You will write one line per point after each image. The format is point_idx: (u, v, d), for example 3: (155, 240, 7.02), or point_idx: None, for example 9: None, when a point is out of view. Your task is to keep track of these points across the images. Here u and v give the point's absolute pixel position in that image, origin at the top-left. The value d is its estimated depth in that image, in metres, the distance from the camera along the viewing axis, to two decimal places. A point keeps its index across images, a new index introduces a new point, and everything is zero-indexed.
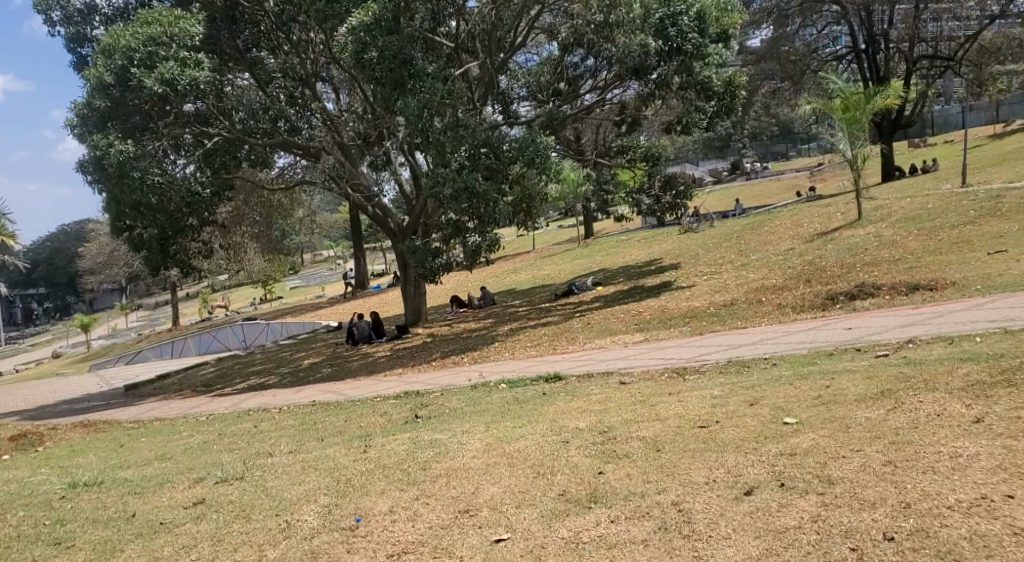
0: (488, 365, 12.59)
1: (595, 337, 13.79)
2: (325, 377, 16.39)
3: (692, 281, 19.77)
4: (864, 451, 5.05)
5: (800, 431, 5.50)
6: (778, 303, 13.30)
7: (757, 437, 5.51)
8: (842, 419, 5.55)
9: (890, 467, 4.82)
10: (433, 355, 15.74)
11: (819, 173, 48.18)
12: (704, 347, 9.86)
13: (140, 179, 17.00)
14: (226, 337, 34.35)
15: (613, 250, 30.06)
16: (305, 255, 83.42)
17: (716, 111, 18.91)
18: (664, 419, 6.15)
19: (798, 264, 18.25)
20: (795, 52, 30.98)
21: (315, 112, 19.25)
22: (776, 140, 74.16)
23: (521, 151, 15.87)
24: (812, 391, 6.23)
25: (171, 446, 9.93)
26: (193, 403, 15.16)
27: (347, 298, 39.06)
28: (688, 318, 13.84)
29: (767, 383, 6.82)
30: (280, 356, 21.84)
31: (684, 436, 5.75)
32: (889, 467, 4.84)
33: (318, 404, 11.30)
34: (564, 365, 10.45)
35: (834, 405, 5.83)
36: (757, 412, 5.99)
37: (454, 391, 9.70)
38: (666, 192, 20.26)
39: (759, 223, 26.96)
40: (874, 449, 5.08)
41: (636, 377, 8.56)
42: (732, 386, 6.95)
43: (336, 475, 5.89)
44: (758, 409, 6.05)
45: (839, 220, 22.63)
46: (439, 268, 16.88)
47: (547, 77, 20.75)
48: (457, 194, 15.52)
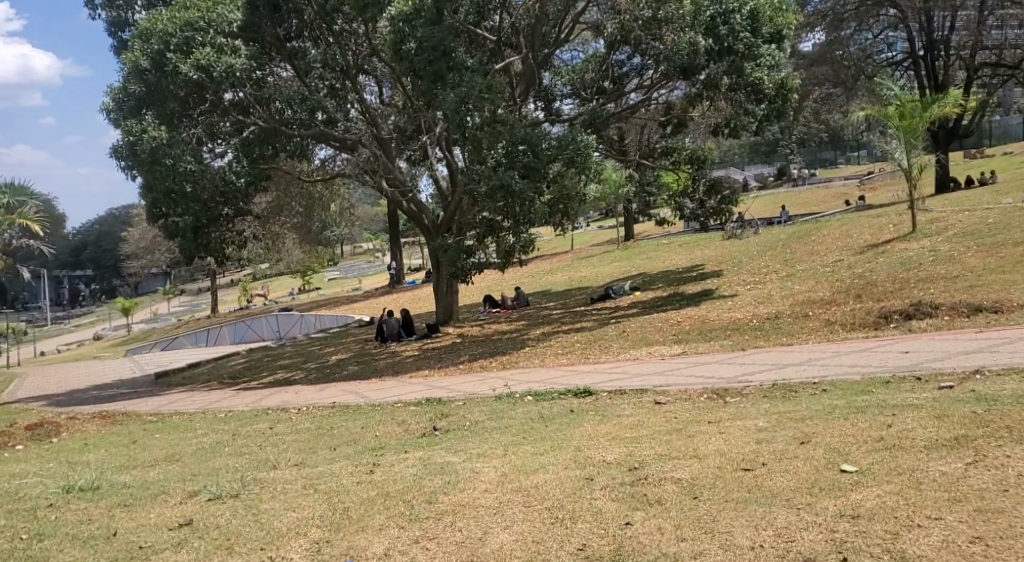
0: (517, 372, 12.06)
1: (630, 347, 13.19)
2: (350, 375, 16.00)
3: (735, 291, 19.05)
4: (943, 520, 4.39)
5: (861, 484, 4.86)
6: (826, 319, 12.59)
7: (810, 489, 4.89)
8: (911, 473, 4.89)
9: (978, 547, 4.15)
10: (462, 358, 15.26)
11: (868, 182, 46.92)
12: (746, 367, 9.23)
13: (173, 165, 16.79)
14: (260, 327, 34.28)
15: (653, 253, 29.36)
16: (345, 247, 83.70)
17: (767, 114, 17.98)
18: (702, 457, 5.54)
19: (847, 277, 17.46)
20: (849, 57, 30.01)
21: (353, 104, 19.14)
22: (825, 147, 72.66)
23: (562, 149, 15.27)
24: (872, 432, 5.56)
25: (182, 446, 9.53)
26: (216, 397, 14.83)
27: (382, 292, 38.83)
28: (730, 331, 13.17)
29: (818, 415, 6.16)
30: (309, 350, 21.53)
31: (726, 481, 5.15)
32: (976, 545, 4.17)
33: (338, 407, 10.87)
34: (596, 378, 9.89)
35: (899, 451, 5.19)
36: (809, 454, 5.36)
37: (478, 402, 9.19)
38: (710, 197, 19.66)
39: (806, 231, 26.08)
40: (956, 517, 4.40)
41: (672, 397, 7.95)
42: (779, 416, 6.30)
43: (334, 502, 5.38)
44: (809, 450, 5.42)
45: (891, 232, 21.72)
46: (471, 269, 16.36)
47: (592, 75, 20.09)
48: (492, 192, 14.98)
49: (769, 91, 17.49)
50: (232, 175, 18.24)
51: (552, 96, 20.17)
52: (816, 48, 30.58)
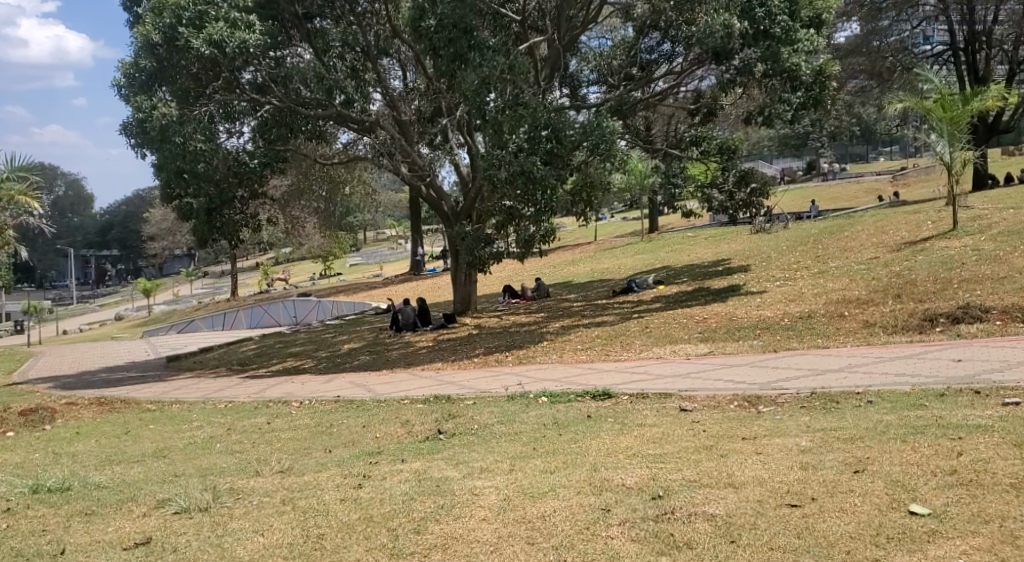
0: (533, 368, 11.41)
1: (654, 345, 12.48)
2: (360, 365, 15.41)
3: (764, 287, 18.25)
4: None
5: (936, 534, 4.15)
6: (864, 320, 11.83)
7: (873, 537, 4.19)
8: (995, 522, 4.18)
9: None
10: (477, 350, 14.62)
11: (901, 179, 45.76)
12: (781, 372, 8.50)
13: (182, 144, 16.09)
14: (277, 311, 33.86)
15: (679, 246, 28.57)
16: (368, 234, 83.47)
17: (803, 104, 16.94)
18: (740, 487, 4.85)
19: (884, 275, 16.64)
20: (887, 48, 29.04)
21: (373, 87, 18.39)
22: (856, 143, 71.28)
23: (586, 135, 14.59)
24: (940, 461, 4.85)
25: (173, 439, 8.96)
26: (220, 386, 14.30)
27: (401, 280, 38.32)
28: (761, 330, 12.45)
29: (869, 434, 5.44)
30: (321, 338, 21.01)
31: (769, 519, 4.46)
32: None
33: (343, 401, 10.27)
34: (617, 378, 9.21)
35: (978, 490, 4.48)
36: (866, 488, 4.66)
37: (488, 402, 8.54)
38: (740, 188, 18.85)
39: (838, 226, 25.20)
40: None
41: (698, 404, 7.27)
42: (823, 434, 5.58)
43: (309, 526, 4.80)
44: (865, 482, 4.72)
45: (929, 229, 20.81)
46: (488, 258, 15.74)
47: (620, 60, 19.33)
48: (512, 178, 14.27)
49: (807, 78, 16.67)
50: (247, 157, 18.01)
51: (578, 82, 19.49)
52: (852, 39, 29.58)
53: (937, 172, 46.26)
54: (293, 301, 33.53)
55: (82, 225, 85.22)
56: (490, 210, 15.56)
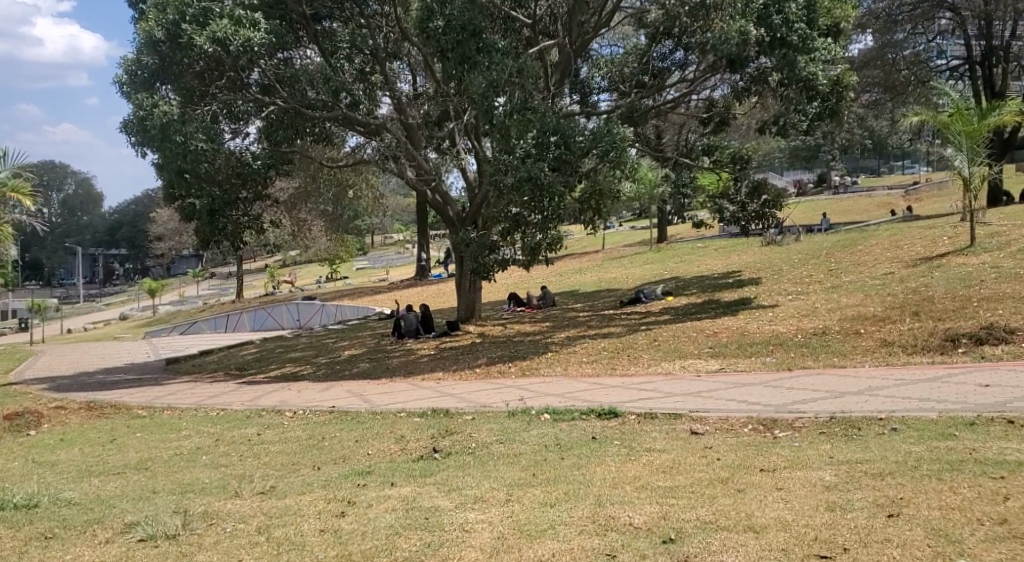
0: (537, 381, 11.01)
1: (662, 359, 12.05)
2: (360, 373, 15.03)
3: (775, 301, 17.80)
4: None
5: None
6: (881, 338, 11.42)
7: None
8: None
9: None
10: (480, 360, 14.20)
11: (914, 193, 45.23)
12: (797, 394, 8.07)
13: (183, 143, 15.77)
14: (280, 314, 33.53)
15: (688, 256, 28.14)
16: (376, 238, 83.22)
17: (819, 114, 16.68)
18: (761, 531, 4.43)
19: (899, 291, 16.22)
20: (902, 61, 28.47)
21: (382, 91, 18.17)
22: (868, 156, 70.73)
23: (596, 142, 14.20)
24: (986, 507, 4.42)
25: (158, 449, 8.55)
26: (216, 392, 13.92)
27: (407, 285, 37.94)
28: (773, 346, 12.03)
29: (900, 469, 5.02)
30: (322, 343, 20.62)
31: None
32: None
33: (337, 413, 9.85)
34: (623, 395, 8.78)
35: None
36: (902, 535, 4.24)
37: (488, 418, 8.12)
38: (752, 200, 18.50)
39: (851, 240, 24.76)
40: None
41: (710, 428, 6.86)
42: (849, 468, 5.16)
43: None
44: (899, 529, 4.30)
45: (946, 245, 20.36)
46: (493, 266, 15.35)
47: (632, 68, 18.97)
48: (519, 184, 13.86)
49: (824, 88, 16.26)
50: (250, 158, 17.74)
51: (589, 89, 19.13)
52: (867, 51, 29.18)
53: (949, 187, 45.73)
54: (296, 304, 33.16)
55: (90, 224, 85.17)
56: (496, 216, 15.18)
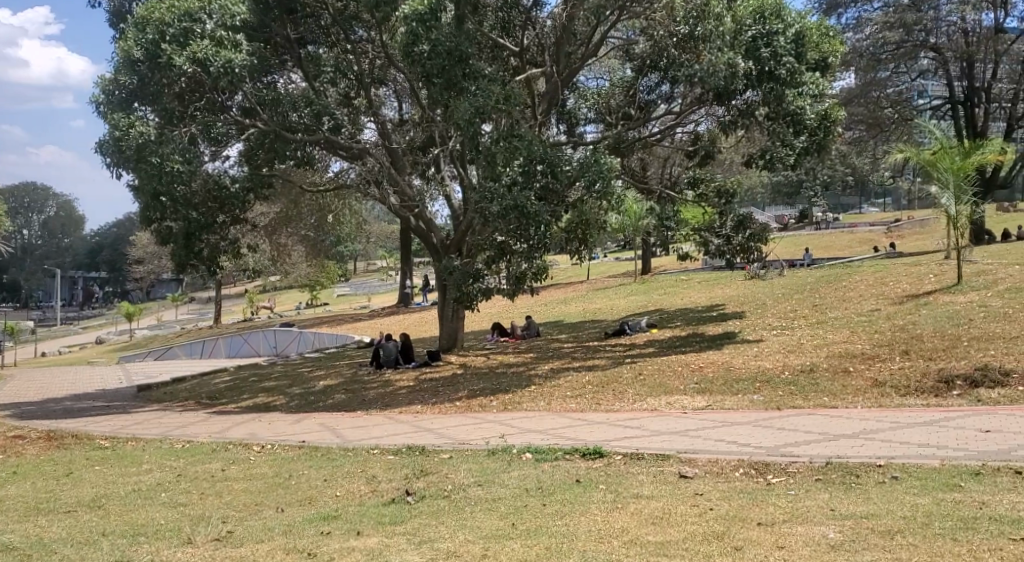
0: (518, 416, 10.61)
1: (647, 395, 11.68)
2: (336, 404, 14.55)
3: (761, 336, 17.51)
4: None
5: None
6: (872, 377, 11.12)
7: None
8: None
9: None
10: (460, 392, 13.78)
11: (896, 230, 45.36)
12: (789, 435, 7.73)
13: (159, 165, 15.34)
14: (257, 341, 32.93)
15: (672, 289, 27.88)
16: (358, 265, 82.72)
17: (807, 148, 16.49)
18: None
19: (887, 328, 15.99)
20: (885, 99, 28.54)
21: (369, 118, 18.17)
22: (850, 192, 71.14)
23: (583, 171, 13.96)
24: None
25: (115, 485, 8.06)
26: (185, 421, 13.41)
27: (388, 312, 37.46)
28: (762, 383, 11.71)
29: (910, 527, 4.66)
30: (299, 372, 20.11)
31: None
32: None
33: (308, 448, 9.39)
34: (608, 434, 8.40)
35: None
36: None
37: (466, 457, 7.70)
38: (737, 233, 18.05)
39: (836, 275, 24.61)
40: None
41: (701, 472, 6.49)
42: (853, 523, 4.81)
43: None
44: None
45: (932, 282, 20.22)
46: (475, 295, 14.76)
47: (619, 99, 18.63)
48: (505, 212, 13.54)
49: (811, 122, 16.10)
50: (228, 180, 17.75)
51: (575, 119, 18.98)
52: (851, 88, 29.33)
53: (931, 225, 45.90)
54: (274, 331, 32.58)
55: (69, 245, 84.22)
56: (480, 244, 14.71)
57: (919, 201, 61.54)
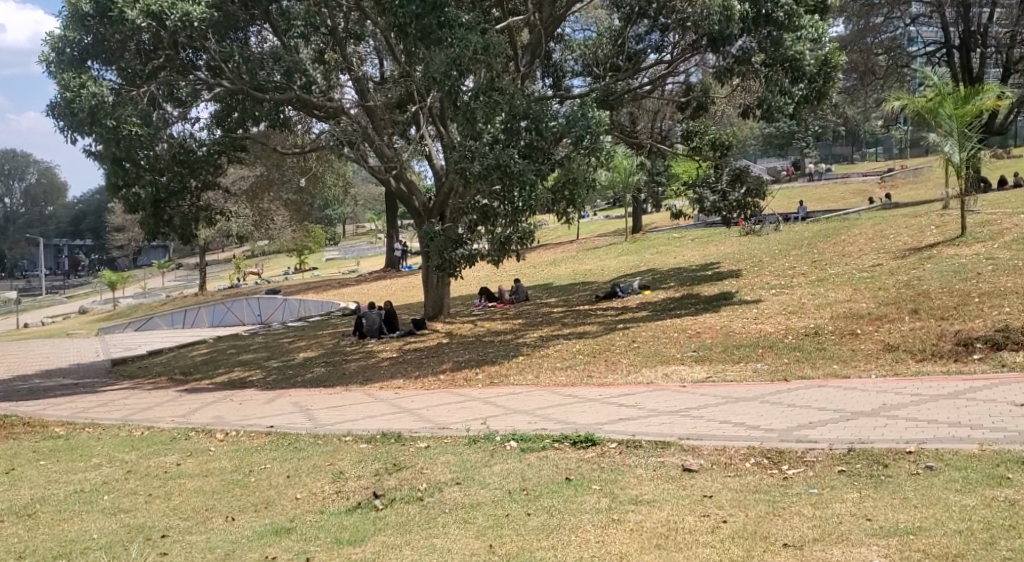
0: (504, 393, 9.84)
1: (642, 365, 10.90)
2: (314, 379, 13.78)
3: (760, 296, 16.74)
4: None
5: None
6: (882, 341, 10.38)
7: None
8: None
9: None
10: (444, 365, 12.97)
11: (889, 179, 44.60)
12: (802, 414, 6.96)
13: (114, 128, 14.29)
14: (241, 309, 32.12)
15: (665, 247, 27.09)
16: (346, 227, 81.74)
17: (806, 96, 15.48)
18: None
19: (891, 285, 15.25)
20: (880, 46, 27.54)
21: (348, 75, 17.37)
22: (841, 142, 70.29)
23: (569, 126, 13.05)
24: None
25: (55, 486, 7.29)
26: (152, 402, 12.61)
27: (375, 276, 36.63)
28: (764, 349, 10.96)
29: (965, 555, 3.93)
30: (278, 343, 19.28)
31: None
32: None
33: (275, 435, 8.61)
34: (601, 416, 7.64)
35: None
36: None
37: (444, 447, 6.93)
38: (734, 188, 17.14)
39: (834, 229, 23.84)
40: None
41: (707, 465, 5.75)
42: (900, 549, 4.05)
43: None
44: None
45: (934, 234, 19.47)
46: (459, 261, 13.85)
47: (607, 49, 17.64)
48: (487, 172, 12.66)
49: (811, 69, 15.15)
50: (194, 143, 17.04)
51: (562, 72, 18.14)
52: (845, 36, 28.29)
53: (924, 173, 45.10)
54: (258, 299, 31.72)
55: (53, 213, 82.85)
56: (463, 208, 13.85)
57: (911, 149, 60.72)
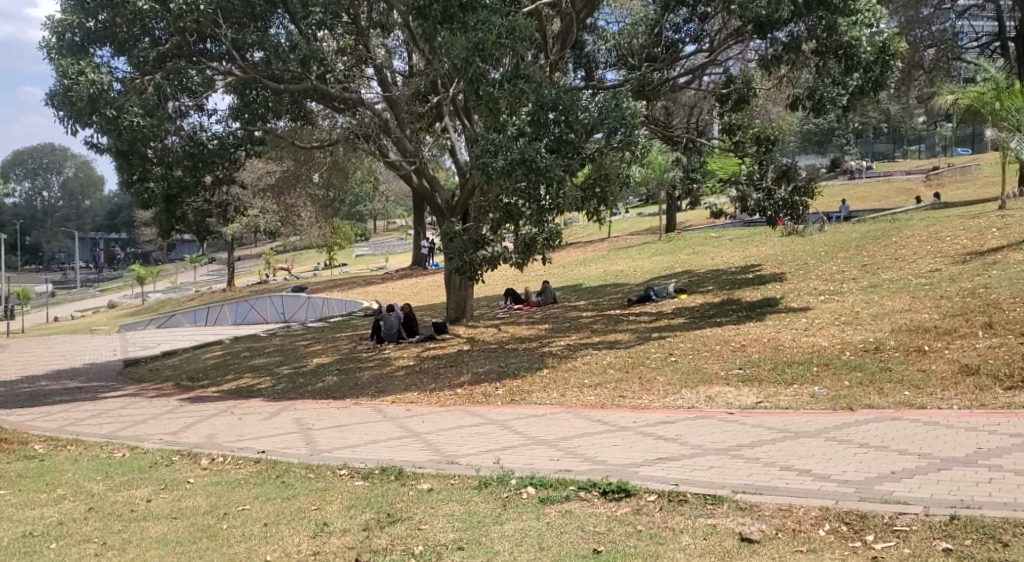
0: (526, 417, 8.73)
1: (681, 385, 9.72)
2: (324, 390, 12.77)
3: (808, 303, 15.45)
4: None
5: None
6: (957, 361, 9.12)
7: None
8: None
9: None
10: (462, 377, 11.89)
11: (935, 178, 42.73)
12: (879, 459, 5.80)
13: (116, 118, 13.35)
14: (263, 307, 31.31)
15: (701, 247, 25.82)
16: (378, 224, 81.19)
17: (861, 88, 13.98)
18: None
19: (955, 293, 13.93)
20: (930, 37, 26.03)
21: (369, 66, 16.35)
22: (883, 139, 68.17)
23: (603, 117, 11.92)
24: None
25: (5, 525, 6.31)
26: (148, 414, 11.65)
27: (401, 274, 35.71)
28: (819, 368, 9.76)
29: None
30: (293, 347, 18.34)
31: None
32: None
33: (265, 464, 7.59)
34: (636, 453, 6.53)
35: None
36: None
37: (450, 492, 5.89)
38: (780, 186, 15.75)
39: (883, 230, 22.42)
40: None
41: (772, 534, 4.64)
42: None
43: None
44: None
45: (997, 238, 18.02)
46: (480, 264, 12.75)
47: (642, 39, 16.34)
48: (511, 168, 11.52)
49: (867, 57, 13.74)
50: (205, 136, 16.08)
51: (594, 63, 16.90)
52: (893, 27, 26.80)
53: (972, 172, 43.17)
54: (281, 297, 30.91)
55: (90, 208, 83.04)
56: (485, 206, 12.54)
57: (956, 146, 58.56)
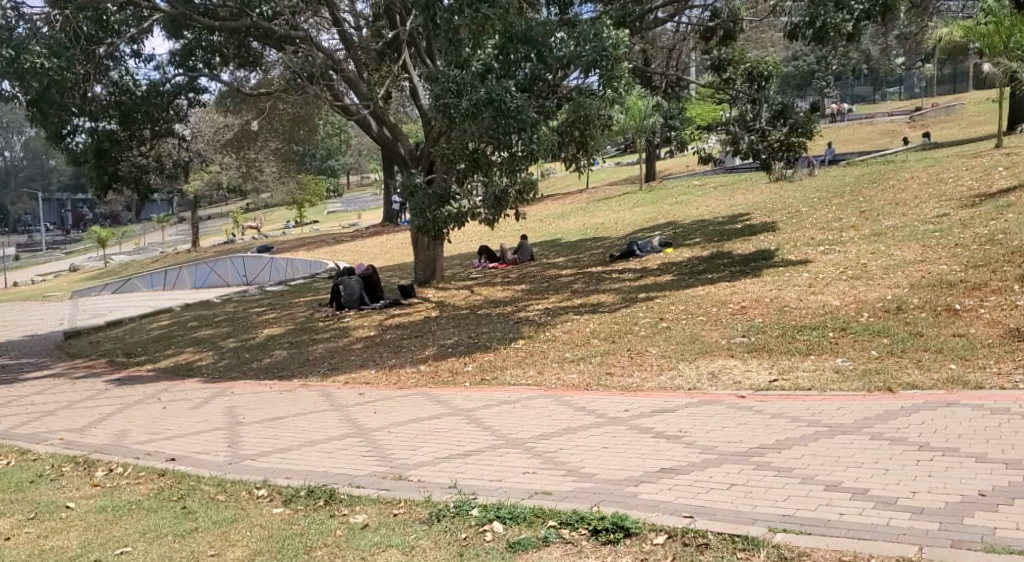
0: (496, 406, 7.27)
1: (677, 358, 8.30)
2: (270, 367, 11.26)
3: (807, 255, 14.02)
4: None
5: None
6: (1002, 325, 7.76)
7: None
8: None
9: None
10: (426, 351, 10.41)
11: (920, 119, 41.32)
12: (956, 471, 4.41)
13: (13, 59, 11.35)
14: (224, 268, 29.57)
15: (685, 197, 24.35)
16: (351, 180, 79.07)
17: (867, 12, 11.98)
18: None
19: (972, 240, 12.55)
20: None
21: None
22: (863, 82, 66.70)
23: (579, 50, 10.08)
24: None
25: None
26: (63, 402, 10.07)
27: (371, 231, 34.03)
28: (836, 334, 8.36)
29: None
30: (245, 315, 16.72)
31: None
32: None
33: (171, 477, 6.12)
34: (633, 463, 5.09)
35: None
36: None
37: (390, 530, 4.45)
38: (776, 127, 13.84)
39: (878, 173, 21.04)
40: None
41: None
42: None
43: None
44: None
45: (1006, 178, 16.64)
46: (445, 222, 11.02)
47: None
48: (476, 110, 9.90)
49: None
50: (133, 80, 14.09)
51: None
52: None
53: (957, 111, 41.72)
54: (243, 258, 29.14)
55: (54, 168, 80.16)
56: (449, 156, 10.81)
57: (938, 87, 57.05)
